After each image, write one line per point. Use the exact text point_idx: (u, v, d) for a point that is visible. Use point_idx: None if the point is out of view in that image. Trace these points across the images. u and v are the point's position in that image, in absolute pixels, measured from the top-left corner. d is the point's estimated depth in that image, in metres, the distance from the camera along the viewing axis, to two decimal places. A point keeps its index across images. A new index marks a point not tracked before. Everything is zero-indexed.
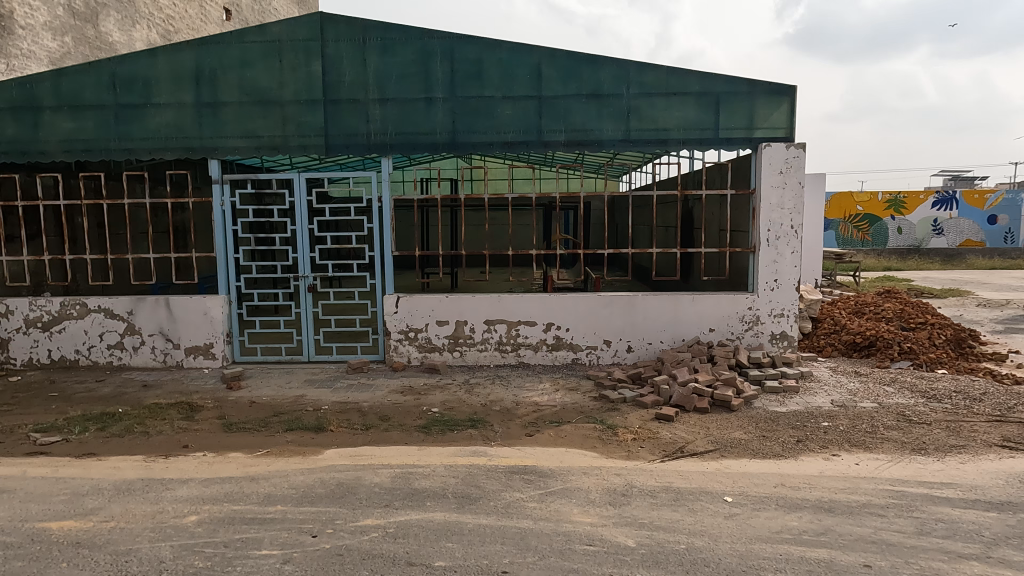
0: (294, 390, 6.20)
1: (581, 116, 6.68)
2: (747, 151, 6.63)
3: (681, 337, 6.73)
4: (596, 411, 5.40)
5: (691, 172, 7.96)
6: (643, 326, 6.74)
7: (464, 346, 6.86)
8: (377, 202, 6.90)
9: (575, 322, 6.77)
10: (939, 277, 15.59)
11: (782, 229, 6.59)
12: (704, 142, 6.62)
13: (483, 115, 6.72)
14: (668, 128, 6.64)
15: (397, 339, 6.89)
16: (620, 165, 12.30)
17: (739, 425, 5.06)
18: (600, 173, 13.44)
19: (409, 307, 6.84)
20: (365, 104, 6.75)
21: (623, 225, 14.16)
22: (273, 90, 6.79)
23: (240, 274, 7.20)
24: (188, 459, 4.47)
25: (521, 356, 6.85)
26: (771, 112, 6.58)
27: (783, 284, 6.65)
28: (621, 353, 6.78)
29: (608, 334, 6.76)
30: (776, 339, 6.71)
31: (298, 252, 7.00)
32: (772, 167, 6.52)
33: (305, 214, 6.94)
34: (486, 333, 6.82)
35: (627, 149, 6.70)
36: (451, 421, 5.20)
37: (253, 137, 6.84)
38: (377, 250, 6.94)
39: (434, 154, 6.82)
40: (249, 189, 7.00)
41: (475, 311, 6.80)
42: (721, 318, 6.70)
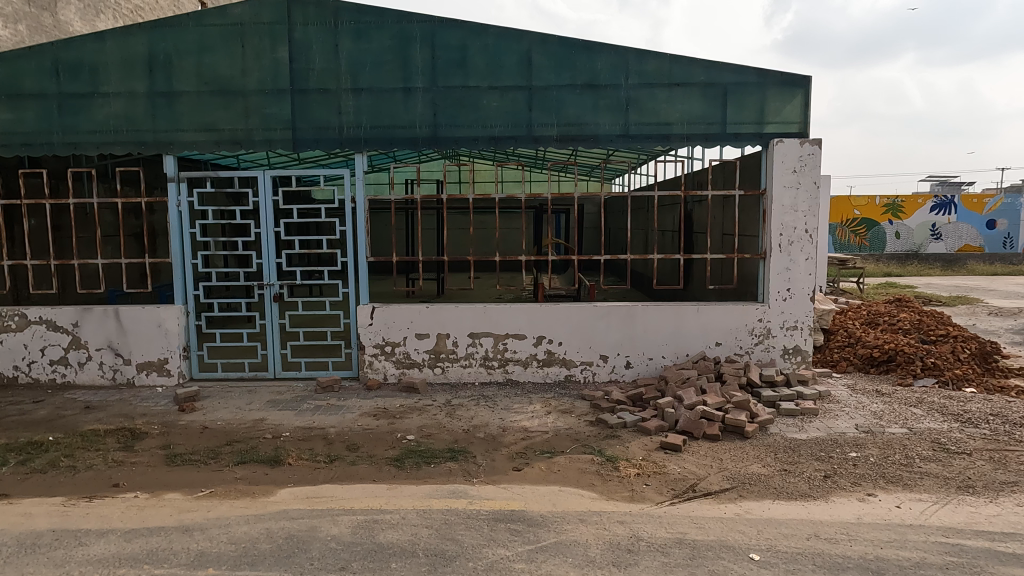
0: (254, 414, 5.52)
1: (575, 109, 6.07)
2: (757, 148, 6.05)
3: (685, 352, 6.13)
4: (593, 439, 4.77)
5: (693, 172, 7.38)
6: (643, 340, 6.13)
7: (446, 362, 6.22)
8: (350, 203, 6.24)
9: (569, 336, 6.14)
10: (942, 283, 15.12)
11: (795, 233, 6.00)
12: (710, 137, 6.03)
13: (467, 107, 6.10)
14: (671, 122, 6.04)
15: (372, 354, 6.25)
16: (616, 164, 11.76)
17: (756, 457, 4.44)
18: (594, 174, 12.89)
19: (385, 318, 6.21)
20: (336, 94, 6.12)
21: (619, 229, 13.60)
22: (235, 79, 6.13)
23: (199, 282, 6.51)
24: (115, 503, 3.79)
25: (509, 373, 6.21)
26: (783, 106, 6.00)
27: (796, 293, 6.06)
28: (618, 370, 6.16)
29: (605, 348, 6.14)
30: (789, 354, 6.11)
31: (262, 258, 6.34)
32: (785, 165, 5.94)
33: (269, 216, 6.28)
34: (470, 347, 6.19)
35: (625, 146, 6.09)
36: (428, 452, 4.55)
37: (213, 131, 6.18)
38: (350, 255, 6.29)
39: (414, 150, 6.18)
40: (208, 188, 6.33)
41: (458, 323, 6.17)
42: (729, 331, 6.10)
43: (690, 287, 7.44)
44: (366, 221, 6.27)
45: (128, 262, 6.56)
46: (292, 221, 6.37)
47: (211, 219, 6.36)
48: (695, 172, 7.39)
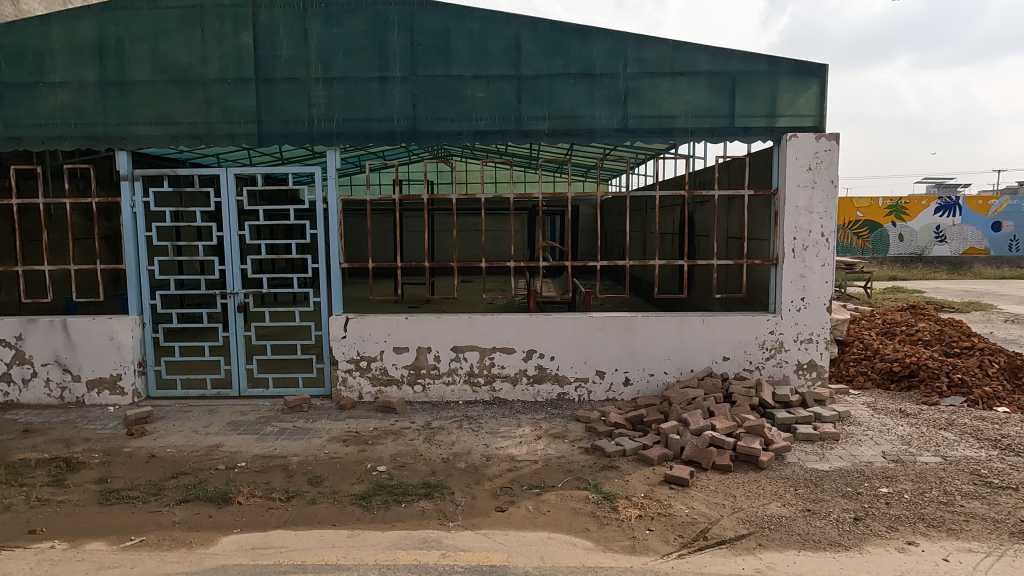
0: (209, 439, 4.94)
1: (568, 100, 5.52)
2: (768, 144, 5.51)
3: (689, 367, 5.58)
4: (588, 470, 4.21)
5: (698, 170, 6.84)
6: (644, 355, 5.59)
7: (427, 379, 5.67)
8: (321, 204, 5.67)
9: (561, 350, 5.59)
10: (950, 287, 14.61)
11: (811, 237, 5.46)
12: (717, 132, 5.49)
13: (450, 98, 5.55)
14: (674, 115, 5.50)
15: (346, 370, 5.69)
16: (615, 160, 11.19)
17: (774, 494, 3.89)
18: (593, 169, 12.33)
19: (361, 331, 5.66)
20: (305, 84, 5.56)
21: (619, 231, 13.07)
22: (194, 67, 5.57)
23: (156, 291, 5.94)
24: (23, 557, 3.21)
25: (496, 391, 5.66)
26: (797, 97, 5.47)
27: (811, 303, 5.52)
28: (616, 388, 5.62)
29: (601, 364, 5.60)
30: (803, 370, 5.57)
31: (226, 264, 5.77)
32: (799, 162, 5.40)
33: (233, 218, 5.71)
34: (454, 362, 5.63)
35: (624, 141, 5.54)
36: (400, 487, 3.98)
37: (170, 124, 5.61)
38: (321, 261, 5.73)
39: (391, 145, 5.63)
40: (166, 188, 5.76)
41: (440, 336, 5.62)
42: (737, 345, 5.56)
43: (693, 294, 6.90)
44: (339, 224, 5.72)
45: (79, 268, 5.98)
46: (259, 223, 5.81)
47: (169, 222, 5.79)
48: (699, 170, 6.85)
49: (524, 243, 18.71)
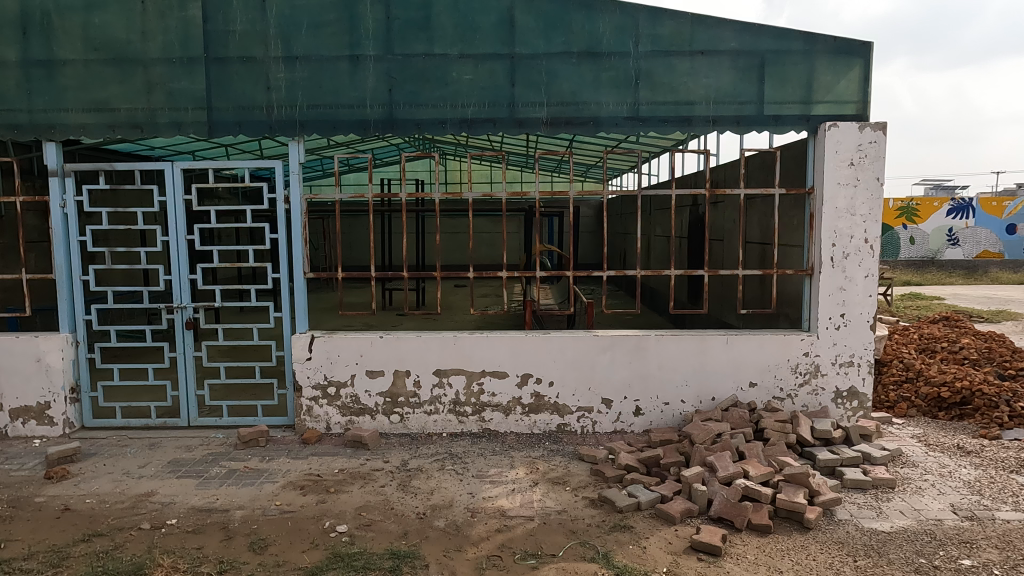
0: (141, 484, 4.13)
1: (570, 84, 4.74)
2: (803, 135, 4.73)
3: (710, 395, 4.81)
4: (595, 532, 3.42)
5: (720, 167, 6.11)
6: (657, 380, 4.81)
7: (405, 408, 4.89)
8: (283, 204, 4.89)
9: (562, 374, 4.82)
10: (970, 293, 13.84)
11: (852, 243, 4.68)
12: (743, 121, 4.71)
13: (431, 80, 4.76)
14: (693, 101, 4.72)
15: (312, 398, 4.91)
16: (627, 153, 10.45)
17: (829, 568, 3.09)
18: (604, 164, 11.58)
19: (328, 352, 4.88)
20: (263, 63, 4.77)
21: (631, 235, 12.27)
22: (133, 44, 4.77)
23: (92, 305, 5.12)
24: None
25: (486, 422, 4.88)
26: (836, 80, 4.69)
27: (852, 321, 4.74)
28: (625, 418, 4.84)
29: (607, 390, 4.82)
30: (843, 398, 4.80)
31: (172, 273, 4.98)
32: (839, 156, 4.62)
33: (180, 220, 4.91)
34: (436, 389, 4.85)
35: (634, 131, 4.76)
36: (362, 558, 3.18)
37: (105, 110, 4.81)
38: (283, 270, 4.94)
39: (363, 135, 4.84)
40: (102, 185, 4.95)
41: (421, 358, 4.84)
42: (765, 369, 4.79)
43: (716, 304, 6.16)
44: (304, 227, 4.93)
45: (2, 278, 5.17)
46: (212, 226, 5.02)
47: (106, 224, 4.98)
48: (719, 167, 6.10)
49: (521, 246, 17.93)
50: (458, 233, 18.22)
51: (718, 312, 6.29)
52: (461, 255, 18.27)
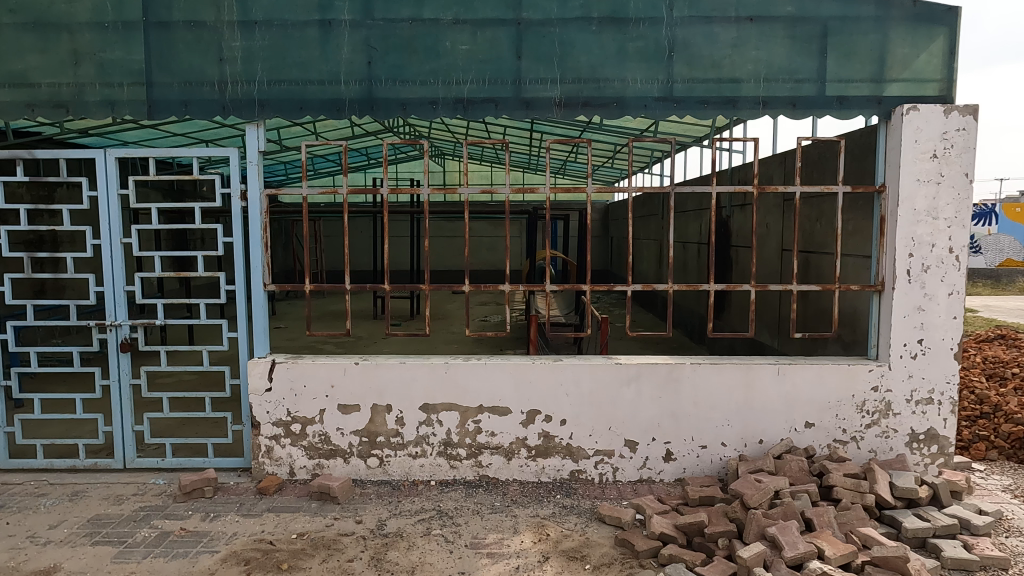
0: (45, 552, 3.25)
1: (589, 56, 3.88)
2: (874, 120, 3.87)
3: (756, 437, 3.95)
4: None
5: (770, 167, 5.31)
6: (692, 419, 3.95)
7: (386, 450, 4.03)
8: (238, 202, 4.03)
9: (576, 411, 3.96)
10: (1002, 305, 13.02)
11: (933, 253, 3.81)
12: (800, 104, 3.86)
13: (420, 51, 3.90)
14: (739, 78, 3.86)
15: (272, 437, 4.05)
16: (655, 148, 9.66)
17: None
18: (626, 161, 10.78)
19: (293, 381, 4.01)
20: (215, 29, 3.91)
21: (653, 240, 11.43)
22: (56, 5, 3.91)
23: (8, 321, 4.25)
24: None
25: (483, 467, 4.03)
26: (915, 54, 3.83)
27: (933, 348, 3.87)
28: (652, 465, 3.99)
29: (631, 431, 3.97)
30: (919, 443, 3.93)
31: (105, 285, 4.12)
32: (918, 146, 3.75)
33: (114, 221, 4.04)
34: (423, 428, 4.01)
35: (666, 115, 3.90)
36: None
37: (23, 85, 3.95)
38: (239, 282, 4.08)
39: (337, 118, 3.98)
40: (20, 176, 4.08)
41: (406, 390, 3.99)
42: (825, 406, 3.92)
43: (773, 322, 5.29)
44: (264, 229, 4.06)
45: None
46: (153, 227, 4.15)
47: (24, 224, 4.10)
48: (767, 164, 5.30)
49: (523, 251, 17.19)
50: (457, 237, 17.48)
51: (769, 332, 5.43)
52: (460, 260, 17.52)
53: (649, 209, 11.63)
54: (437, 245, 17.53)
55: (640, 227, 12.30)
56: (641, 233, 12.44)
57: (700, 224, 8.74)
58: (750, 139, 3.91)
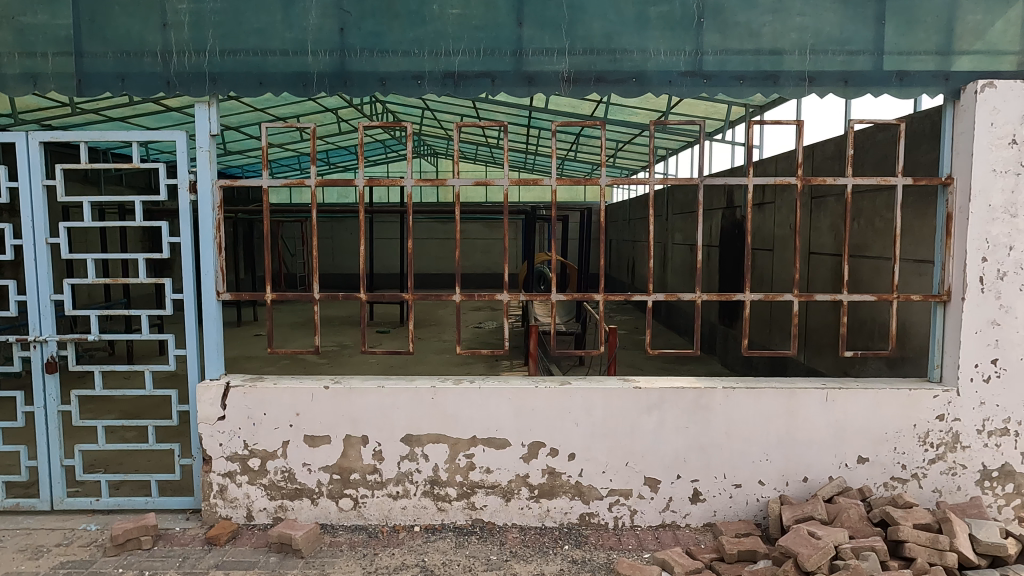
0: None
1: (604, 23, 3.26)
2: (940, 101, 3.27)
3: (800, 474, 3.34)
4: None
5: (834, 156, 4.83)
6: (724, 453, 3.34)
7: (362, 490, 3.41)
8: (186, 196, 3.39)
9: (588, 444, 3.34)
10: None
11: (1011, 258, 3.21)
12: (852, 80, 3.26)
13: (401, 16, 3.27)
14: (781, 49, 3.25)
15: (226, 475, 3.41)
16: (665, 142, 9.18)
17: None
18: (633, 158, 10.29)
19: (252, 409, 3.38)
20: None
21: (657, 242, 10.92)
22: None
23: None
24: None
25: (477, 510, 3.41)
26: (990, 22, 3.23)
27: (1009, 370, 3.27)
28: (677, 507, 3.38)
29: (652, 467, 3.36)
30: (991, 481, 3.33)
31: (28, 294, 3.46)
32: (993, 131, 3.15)
33: (38, 218, 3.39)
34: (405, 463, 3.38)
35: (694, 93, 3.29)
36: None
37: None
38: (188, 289, 3.44)
39: (303, 96, 3.35)
40: None
41: (385, 418, 3.36)
42: (882, 438, 3.32)
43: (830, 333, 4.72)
44: (217, 228, 3.43)
45: None
46: (86, 226, 3.51)
47: None
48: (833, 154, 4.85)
49: (519, 253, 16.65)
50: (451, 239, 16.93)
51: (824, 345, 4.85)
52: (454, 262, 16.97)
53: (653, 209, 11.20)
54: (430, 247, 16.97)
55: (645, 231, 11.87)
56: (644, 234, 11.90)
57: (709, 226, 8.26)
58: (793, 122, 3.30)
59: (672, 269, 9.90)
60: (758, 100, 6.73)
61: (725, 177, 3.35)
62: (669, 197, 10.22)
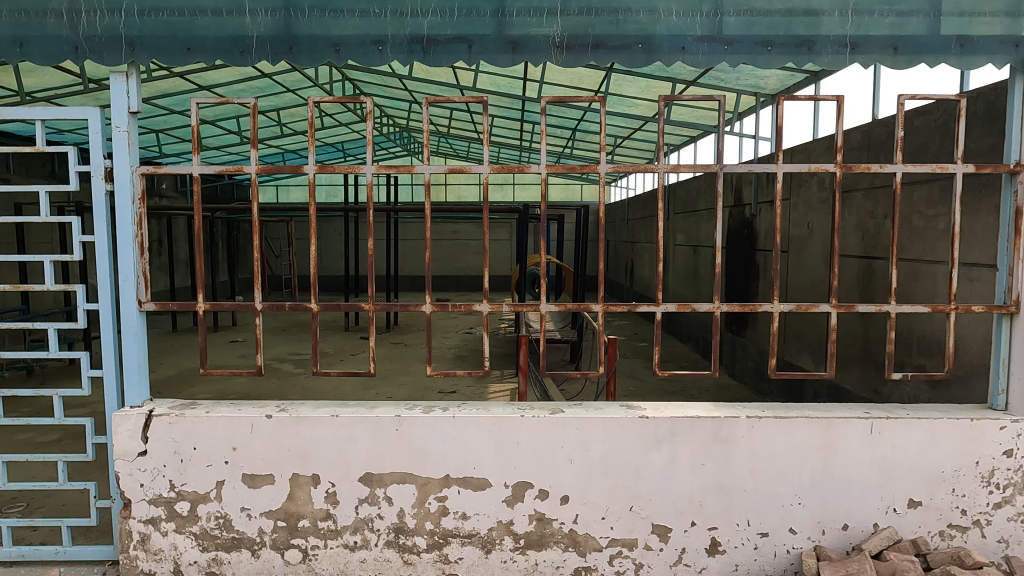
0: None
1: None
2: (1012, 71, 2.69)
3: (839, 521, 2.78)
4: None
5: (870, 146, 4.29)
6: (748, 496, 2.78)
7: (312, 540, 2.83)
8: (100, 186, 2.82)
9: (584, 484, 2.78)
10: None
11: None
12: (903, 47, 2.71)
13: None
14: (817, 7, 2.69)
15: (149, 522, 2.83)
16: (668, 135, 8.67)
17: None
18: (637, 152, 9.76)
19: (179, 442, 2.80)
20: None
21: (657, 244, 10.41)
22: None
23: None
24: None
25: (450, 564, 2.84)
26: None
27: None
28: (692, 561, 2.81)
29: (661, 513, 2.79)
30: None
31: None
32: None
33: None
34: (364, 508, 2.81)
35: (711, 61, 2.73)
36: None
37: None
38: (103, 298, 2.85)
39: (241, 64, 2.77)
40: None
41: (340, 453, 2.79)
42: (937, 478, 2.75)
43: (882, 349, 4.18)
44: (138, 225, 2.85)
45: None
46: None
47: None
48: (870, 143, 4.30)
49: (513, 254, 16.14)
50: (443, 240, 16.40)
51: (869, 361, 4.31)
52: (447, 264, 16.43)
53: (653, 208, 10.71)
54: (422, 248, 16.43)
55: (643, 231, 11.38)
56: (643, 235, 11.40)
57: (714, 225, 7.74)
58: (831, 98, 2.73)
59: (673, 272, 9.38)
60: (771, 87, 6.20)
61: (749, 164, 2.78)
62: (669, 194, 9.70)
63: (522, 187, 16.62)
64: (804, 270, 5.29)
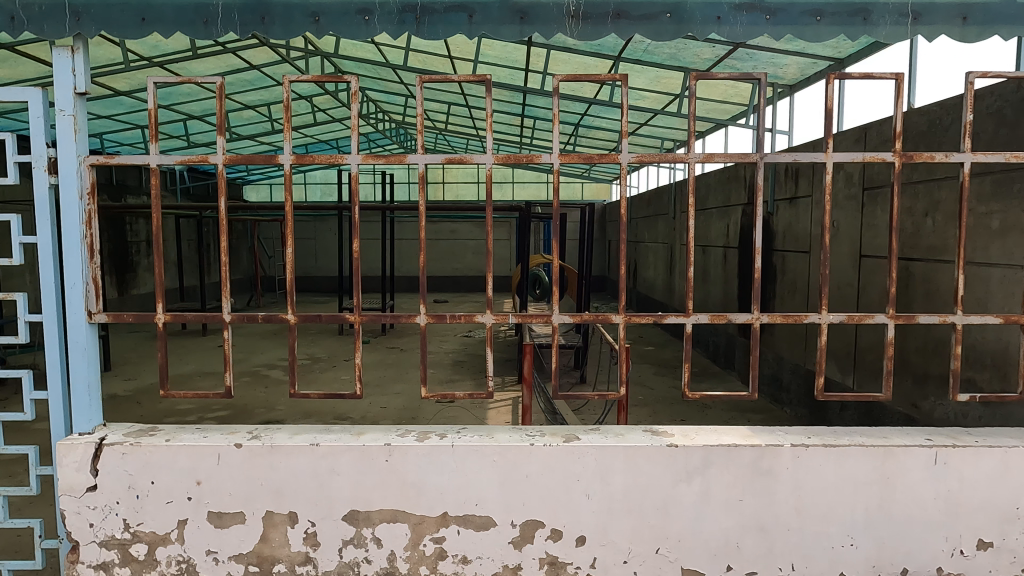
0: None
1: None
2: None
3: (896, 565, 2.41)
4: None
5: (914, 137, 3.92)
6: (791, 537, 2.41)
7: None
8: (43, 179, 2.43)
9: (603, 523, 2.41)
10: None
11: None
12: (974, 16, 2.33)
13: None
14: None
15: (99, 567, 2.45)
16: (677, 130, 8.32)
17: None
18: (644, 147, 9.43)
19: (135, 475, 2.41)
20: None
21: (663, 244, 10.07)
22: None
23: None
24: None
25: None
26: None
27: None
28: None
29: (692, 555, 2.42)
30: None
31: None
32: None
33: None
34: (349, 551, 2.43)
35: (750, 31, 2.35)
36: None
37: None
38: (47, 309, 2.45)
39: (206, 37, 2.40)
40: None
41: (321, 488, 2.41)
42: (1011, 516, 2.38)
43: (922, 360, 3.81)
44: (87, 224, 2.46)
45: None
46: None
47: None
48: (912, 135, 3.92)
49: (513, 254, 15.78)
50: (441, 239, 16.03)
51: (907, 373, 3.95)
52: (445, 264, 16.05)
53: (659, 207, 10.37)
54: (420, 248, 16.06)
55: (648, 231, 11.04)
56: (648, 234, 11.05)
57: (724, 225, 7.39)
58: (890, 76, 2.36)
59: (680, 273, 9.02)
60: (789, 78, 5.85)
61: (793, 152, 2.41)
62: (676, 192, 9.35)
63: (522, 186, 16.26)
64: (830, 273, 4.92)
